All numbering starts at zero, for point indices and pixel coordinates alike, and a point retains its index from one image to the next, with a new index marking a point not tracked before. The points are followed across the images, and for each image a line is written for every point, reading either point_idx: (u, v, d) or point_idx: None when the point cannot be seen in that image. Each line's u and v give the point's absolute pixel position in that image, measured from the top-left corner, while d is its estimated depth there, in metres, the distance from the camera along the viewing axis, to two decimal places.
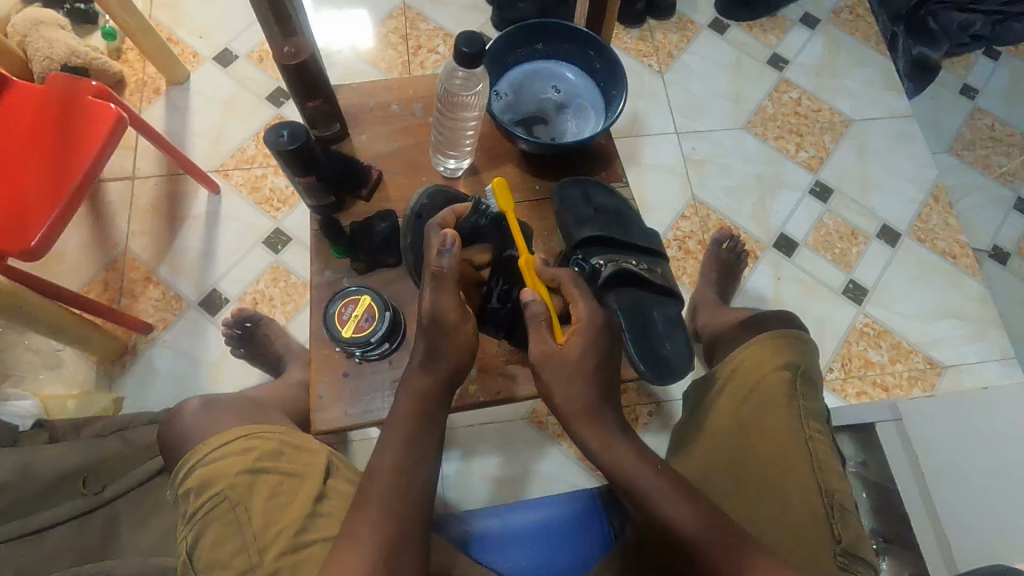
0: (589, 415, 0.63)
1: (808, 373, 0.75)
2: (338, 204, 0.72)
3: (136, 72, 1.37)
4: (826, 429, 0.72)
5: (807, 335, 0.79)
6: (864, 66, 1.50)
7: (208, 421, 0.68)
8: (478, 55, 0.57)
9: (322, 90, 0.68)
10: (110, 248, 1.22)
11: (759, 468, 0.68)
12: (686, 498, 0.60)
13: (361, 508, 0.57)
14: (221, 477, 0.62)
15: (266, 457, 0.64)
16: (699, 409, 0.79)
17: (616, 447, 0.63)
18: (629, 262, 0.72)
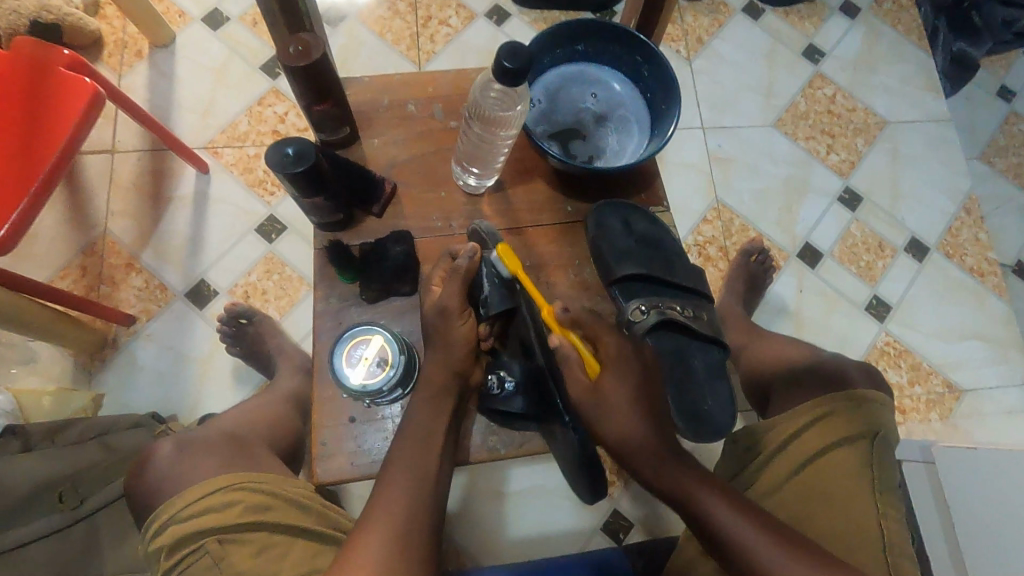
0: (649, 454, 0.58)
1: (885, 440, 0.69)
2: (347, 221, 0.64)
3: (116, 31, 1.24)
4: (899, 510, 0.67)
5: (886, 398, 0.73)
6: (903, 63, 1.41)
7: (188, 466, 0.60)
8: (520, 71, 0.48)
9: (333, 93, 0.59)
10: (88, 230, 1.13)
11: (822, 542, 0.64)
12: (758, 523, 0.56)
13: (370, 526, 0.52)
14: (202, 533, 0.57)
15: (250, 511, 0.59)
16: (745, 468, 0.73)
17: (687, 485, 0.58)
18: (675, 309, 0.66)
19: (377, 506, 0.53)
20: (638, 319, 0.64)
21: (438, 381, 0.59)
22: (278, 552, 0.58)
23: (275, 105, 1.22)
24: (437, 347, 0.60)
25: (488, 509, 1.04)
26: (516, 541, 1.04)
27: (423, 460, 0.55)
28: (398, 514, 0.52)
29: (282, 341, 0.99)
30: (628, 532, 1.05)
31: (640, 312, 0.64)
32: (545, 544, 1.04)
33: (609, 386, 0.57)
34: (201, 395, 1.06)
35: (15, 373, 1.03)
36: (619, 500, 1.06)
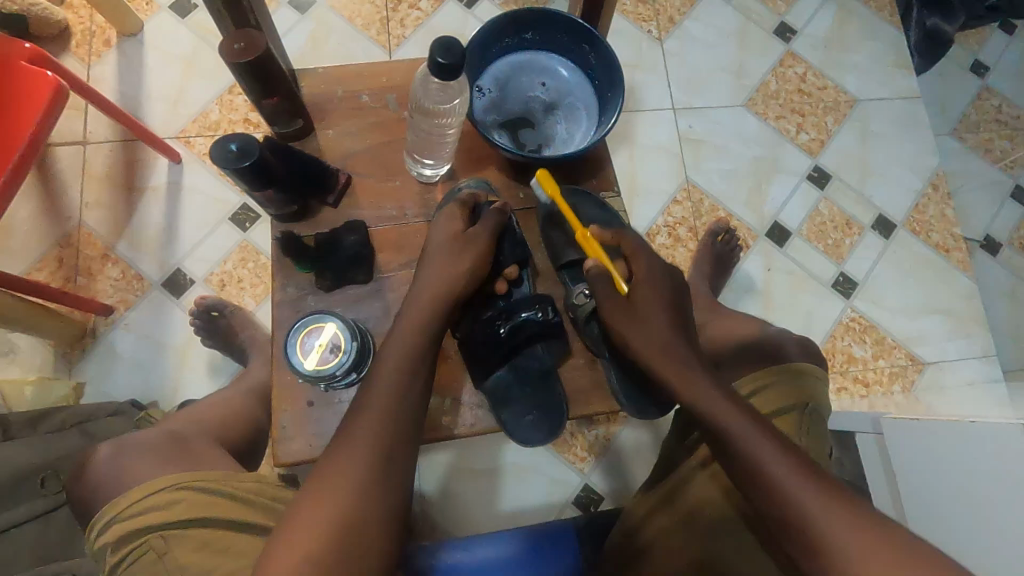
0: (660, 353, 0.61)
1: (817, 411, 0.72)
2: (303, 212, 0.65)
3: (83, 20, 1.23)
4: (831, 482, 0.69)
5: (823, 372, 0.76)
6: (874, 41, 1.41)
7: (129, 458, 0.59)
8: (454, 66, 0.49)
9: (281, 87, 0.60)
10: (63, 222, 1.14)
11: None
12: (774, 436, 0.55)
13: (328, 483, 0.52)
14: (147, 527, 0.57)
15: (194, 508, 0.58)
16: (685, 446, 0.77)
17: (693, 384, 0.59)
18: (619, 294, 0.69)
19: (341, 465, 0.53)
20: (582, 303, 0.67)
21: (406, 358, 0.58)
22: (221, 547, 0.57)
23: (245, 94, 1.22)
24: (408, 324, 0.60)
25: (463, 486, 1.08)
26: (491, 515, 1.07)
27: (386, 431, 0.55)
28: (358, 476, 0.52)
29: (255, 331, 1.03)
30: (599, 505, 1.09)
31: (583, 296, 0.67)
32: (519, 518, 1.08)
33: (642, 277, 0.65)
34: (181, 383, 1.09)
35: None
36: (590, 474, 1.10)
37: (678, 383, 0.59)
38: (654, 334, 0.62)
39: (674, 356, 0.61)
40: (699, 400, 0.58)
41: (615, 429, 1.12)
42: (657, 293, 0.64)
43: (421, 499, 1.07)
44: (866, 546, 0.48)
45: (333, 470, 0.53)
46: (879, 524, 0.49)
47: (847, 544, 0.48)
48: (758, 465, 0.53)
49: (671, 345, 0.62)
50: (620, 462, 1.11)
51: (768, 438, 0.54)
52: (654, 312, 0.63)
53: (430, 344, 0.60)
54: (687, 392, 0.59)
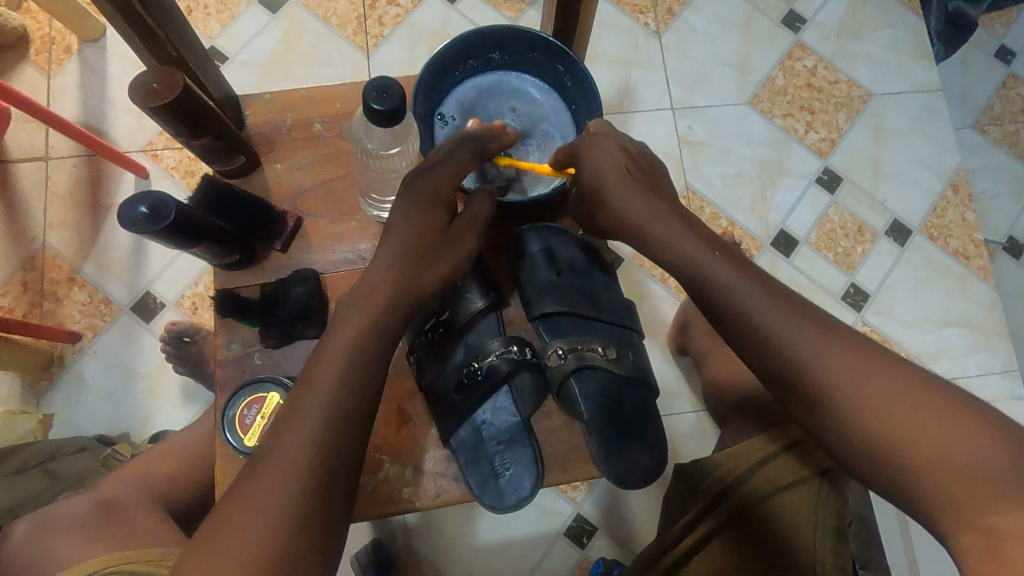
0: (648, 221, 0.60)
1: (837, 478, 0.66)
2: (248, 259, 0.59)
3: (41, 25, 1.16)
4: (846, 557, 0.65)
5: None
6: (891, 28, 1.31)
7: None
8: (394, 113, 0.43)
9: (209, 127, 0.53)
10: (26, 244, 1.08)
11: None
12: (760, 284, 0.54)
13: (226, 534, 0.43)
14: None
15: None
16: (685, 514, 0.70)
17: (681, 243, 0.58)
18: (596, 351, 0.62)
19: (253, 497, 0.45)
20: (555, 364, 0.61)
21: (336, 413, 0.48)
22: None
23: None
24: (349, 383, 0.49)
25: (448, 519, 1.03)
26: (478, 549, 1.02)
27: (306, 485, 0.46)
28: (265, 519, 0.44)
29: None
30: (591, 536, 1.03)
31: (557, 356, 0.61)
32: (507, 551, 1.03)
33: (605, 169, 0.61)
34: (153, 413, 1.04)
35: None
36: (582, 504, 1.04)
37: (657, 238, 0.59)
38: (635, 202, 0.60)
39: (652, 218, 0.59)
40: (678, 253, 0.58)
41: None
42: (622, 171, 0.61)
43: (405, 533, 1.02)
44: (859, 376, 0.48)
45: (238, 506, 0.44)
46: (872, 360, 0.49)
47: (840, 379, 0.48)
48: (748, 319, 0.53)
49: (655, 211, 0.60)
50: (613, 491, 1.05)
51: (752, 286, 0.54)
52: (634, 188, 0.61)
53: (378, 358, 0.52)
54: (666, 249, 0.58)
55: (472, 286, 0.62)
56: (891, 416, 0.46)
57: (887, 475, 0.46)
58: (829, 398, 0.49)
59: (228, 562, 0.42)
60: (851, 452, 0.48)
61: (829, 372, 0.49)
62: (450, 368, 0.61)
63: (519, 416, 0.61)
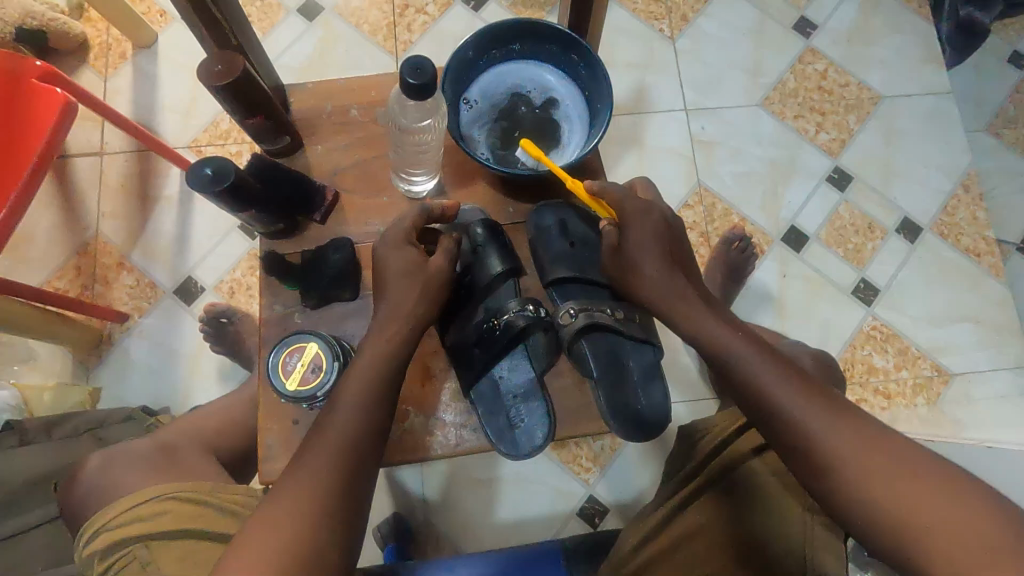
0: (673, 297, 0.65)
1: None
2: (290, 230, 0.65)
3: (100, 33, 1.26)
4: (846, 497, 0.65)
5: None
6: (901, 34, 1.34)
7: (119, 474, 0.60)
8: (426, 87, 0.49)
9: (263, 107, 0.60)
10: (81, 232, 1.17)
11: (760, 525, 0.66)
12: (779, 365, 0.61)
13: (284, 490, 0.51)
14: (131, 540, 0.53)
15: (181, 519, 0.54)
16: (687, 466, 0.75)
17: (702, 318, 0.65)
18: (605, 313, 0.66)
19: (304, 472, 0.52)
20: (567, 323, 0.65)
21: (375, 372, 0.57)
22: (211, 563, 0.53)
23: None
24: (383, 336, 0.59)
25: (465, 496, 1.07)
26: (494, 526, 1.06)
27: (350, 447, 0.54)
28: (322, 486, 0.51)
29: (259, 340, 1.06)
30: (603, 517, 1.07)
31: (569, 315, 0.65)
32: (521, 529, 1.06)
33: (634, 241, 0.65)
34: (191, 388, 1.11)
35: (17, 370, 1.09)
36: (594, 485, 1.08)
37: (682, 317, 0.65)
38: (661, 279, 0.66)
39: (672, 292, 0.65)
40: (703, 334, 0.64)
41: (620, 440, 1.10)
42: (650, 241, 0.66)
43: (424, 507, 1.07)
44: (860, 451, 0.54)
45: (292, 481, 0.52)
46: (881, 441, 0.54)
47: (844, 452, 0.54)
48: (764, 392, 0.59)
49: (679, 288, 0.66)
50: (625, 474, 1.09)
51: (771, 365, 0.60)
52: (664, 271, 0.66)
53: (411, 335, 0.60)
54: (691, 329, 0.65)
55: (492, 253, 0.66)
56: (890, 491, 0.51)
57: (886, 544, 0.51)
58: (833, 464, 0.54)
59: (284, 524, 0.49)
60: (858, 522, 0.53)
61: (835, 442, 0.55)
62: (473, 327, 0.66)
63: (534, 370, 0.66)
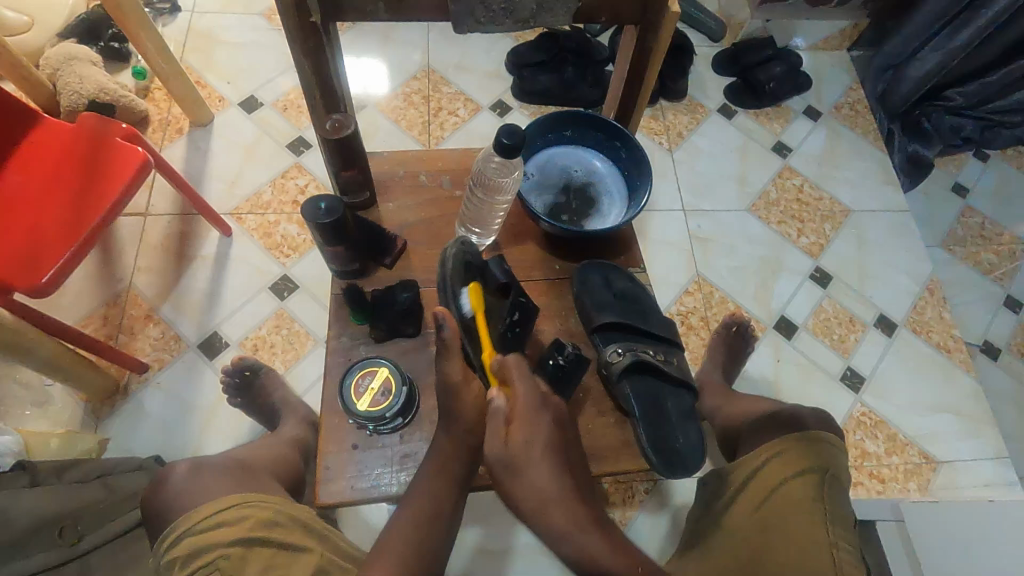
0: (557, 503, 0.62)
1: (833, 475, 0.72)
2: (362, 271, 0.74)
3: (161, 111, 1.40)
4: (853, 537, 0.68)
5: (835, 438, 0.76)
6: (863, 160, 1.57)
7: (196, 487, 0.67)
8: (516, 147, 0.61)
9: (359, 162, 0.72)
10: (114, 284, 1.21)
11: (778, 564, 0.66)
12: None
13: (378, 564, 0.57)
14: (209, 548, 0.59)
15: (260, 526, 0.62)
16: (715, 504, 0.79)
17: (587, 535, 0.62)
18: (648, 352, 0.77)
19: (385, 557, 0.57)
20: (615, 360, 0.74)
21: (447, 453, 0.64)
22: (282, 571, 0.60)
23: (297, 178, 1.35)
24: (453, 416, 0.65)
25: (477, 566, 1.04)
26: None
27: (424, 530, 0.60)
28: (418, 518, 0.61)
29: (287, 393, 1.05)
30: None
31: (616, 354, 0.74)
32: None
33: (523, 446, 0.62)
34: (204, 444, 1.10)
35: (27, 415, 1.07)
36: None
37: (572, 550, 0.61)
38: (544, 483, 0.62)
39: (556, 511, 0.61)
40: (590, 556, 0.61)
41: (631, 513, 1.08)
42: (544, 443, 0.63)
43: None
44: None
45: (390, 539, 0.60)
46: None
47: None
48: None
49: (558, 496, 0.62)
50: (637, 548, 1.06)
51: None
52: (546, 481, 0.62)
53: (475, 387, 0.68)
54: (574, 549, 0.61)
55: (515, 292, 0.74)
56: None
57: None
58: None
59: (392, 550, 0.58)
60: None
61: None
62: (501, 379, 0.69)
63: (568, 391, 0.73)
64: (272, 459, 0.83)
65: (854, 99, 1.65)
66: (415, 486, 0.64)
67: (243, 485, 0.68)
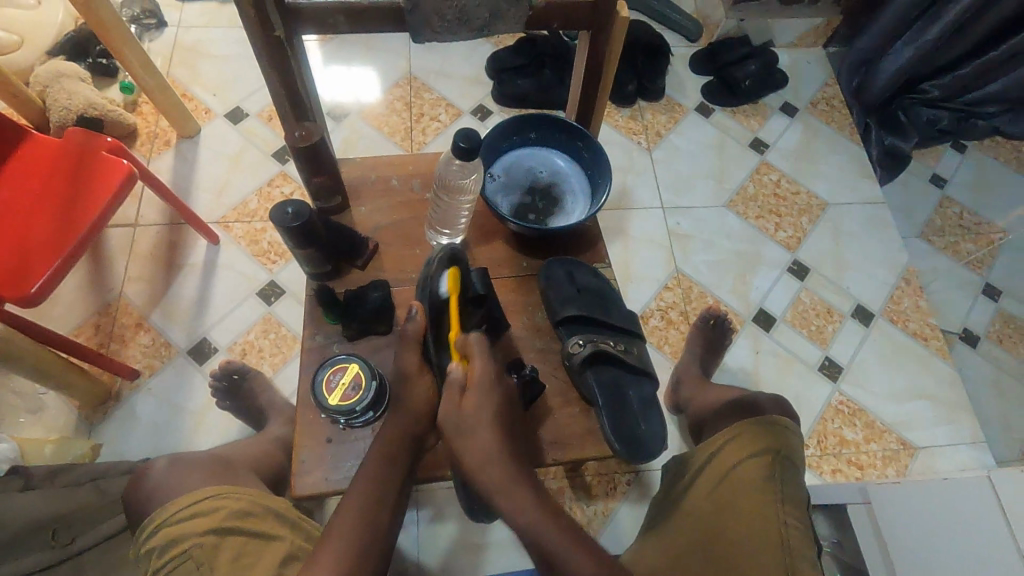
0: (495, 465, 0.65)
1: (788, 458, 0.75)
2: (334, 272, 0.78)
3: (149, 124, 1.43)
4: (805, 515, 0.72)
5: (793, 424, 0.79)
6: (840, 154, 1.59)
7: (176, 481, 0.70)
8: (473, 150, 0.64)
9: (328, 168, 0.75)
10: (105, 293, 1.24)
11: (734, 541, 0.70)
12: (585, 549, 0.64)
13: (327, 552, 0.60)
14: (185, 537, 0.62)
15: (233, 516, 0.65)
16: (675, 487, 0.82)
17: (516, 495, 0.65)
18: (608, 343, 0.80)
19: (332, 543, 0.61)
20: (576, 352, 0.77)
21: (391, 443, 0.67)
22: (254, 559, 0.63)
23: (282, 186, 1.38)
24: (403, 407, 0.69)
25: (462, 560, 1.06)
26: None
27: (371, 516, 0.63)
28: (368, 503, 0.64)
29: (274, 395, 1.08)
30: None
31: (577, 345, 0.77)
32: None
33: (472, 411, 0.67)
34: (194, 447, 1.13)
35: (21, 423, 1.10)
36: None
37: (503, 500, 0.65)
38: (482, 443, 0.66)
39: (494, 469, 0.65)
40: (522, 518, 0.64)
41: (612, 505, 1.10)
42: (491, 413, 0.67)
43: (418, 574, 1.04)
44: None
45: (339, 523, 0.62)
46: None
47: None
48: None
49: (496, 458, 0.66)
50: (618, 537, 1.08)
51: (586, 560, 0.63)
52: (485, 439, 0.66)
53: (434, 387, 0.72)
54: (505, 505, 0.65)
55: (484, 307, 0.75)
56: None
57: None
58: None
59: (340, 536, 0.61)
60: None
61: None
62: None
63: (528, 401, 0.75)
64: (255, 457, 0.86)
65: (830, 94, 1.68)
66: (362, 470, 0.66)
67: (223, 480, 0.71)
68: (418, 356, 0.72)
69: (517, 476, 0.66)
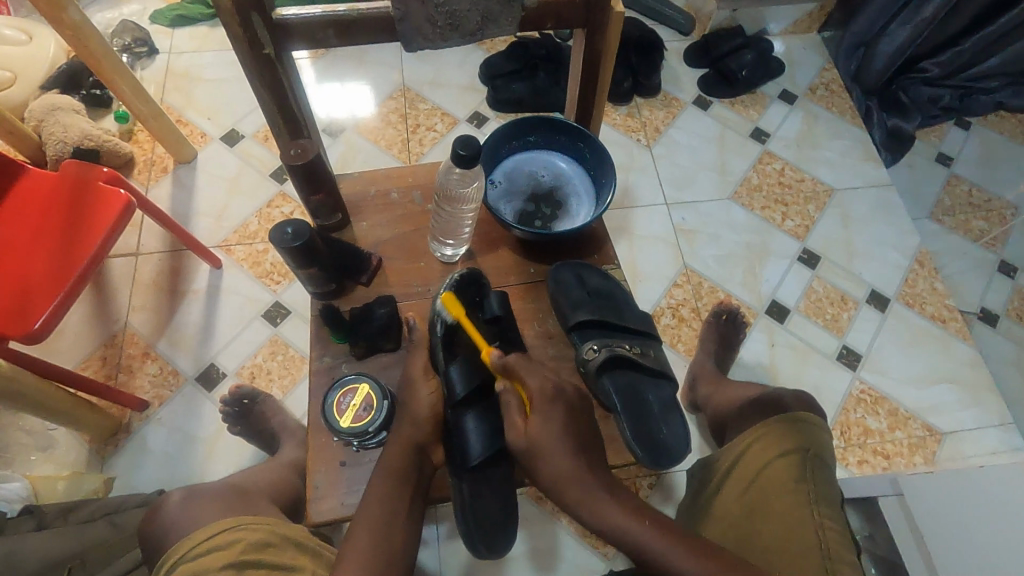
0: (574, 479, 0.66)
1: (819, 456, 0.73)
2: (338, 290, 0.76)
3: (146, 152, 1.43)
4: (840, 516, 0.69)
5: (821, 420, 0.77)
6: (842, 138, 1.57)
7: (190, 516, 0.68)
8: (473, 157, 0.62)
9: (326, 185, 0.74)
10: (110, 324, 1.23)
11: (767, 545, 0.67)
12: (667, 533, 0.64)
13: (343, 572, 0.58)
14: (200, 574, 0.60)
15: (251, 549, 0.63)
16: (704, 493, 0.81)
17: (598, 501, 0.66)
18: (624, 347, 0.78)
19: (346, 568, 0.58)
20: (591, 357, 0.75)
21: (396, 458, 0.66)
22: None
23: (282, 206, 1.37)
24: (407, 417, 0.69)
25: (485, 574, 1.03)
26: None
27: (382, 538, 0.61)
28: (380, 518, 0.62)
29: (285, 417, 1.06)
30: None
31: (592, 351, 0.75)
32: None
33: (538, 434, 0.66)
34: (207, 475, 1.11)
35: (33, 460, 1.09)
36: (613, 559, 1.05)
37: (589, 512, 0.66)
38: (557, 466, 0.66)
39: (573, 483, 0.65)
40: (609, 525, 0.65)
41: None
42: (560, 430, 0.67)
43: None
44: None
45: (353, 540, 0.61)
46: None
47: None
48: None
49: (576, 475, 0.66)
50: None
51: (674, 543, 0.63)
52: (555, 461, 0.66)
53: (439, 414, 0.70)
54: (588, 513, 0.65)
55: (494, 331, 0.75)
56: None
57: None
58: None
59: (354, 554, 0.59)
60: None
61: None
62: (462, 389, 0.69)
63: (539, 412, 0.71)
64: (269, 483, 0.84)
65: (829, 79, 1.66)
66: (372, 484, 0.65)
67: (237, 510, 0.70)
68: (427, 360, 0.72)
69: (592, 481, 0.66)
